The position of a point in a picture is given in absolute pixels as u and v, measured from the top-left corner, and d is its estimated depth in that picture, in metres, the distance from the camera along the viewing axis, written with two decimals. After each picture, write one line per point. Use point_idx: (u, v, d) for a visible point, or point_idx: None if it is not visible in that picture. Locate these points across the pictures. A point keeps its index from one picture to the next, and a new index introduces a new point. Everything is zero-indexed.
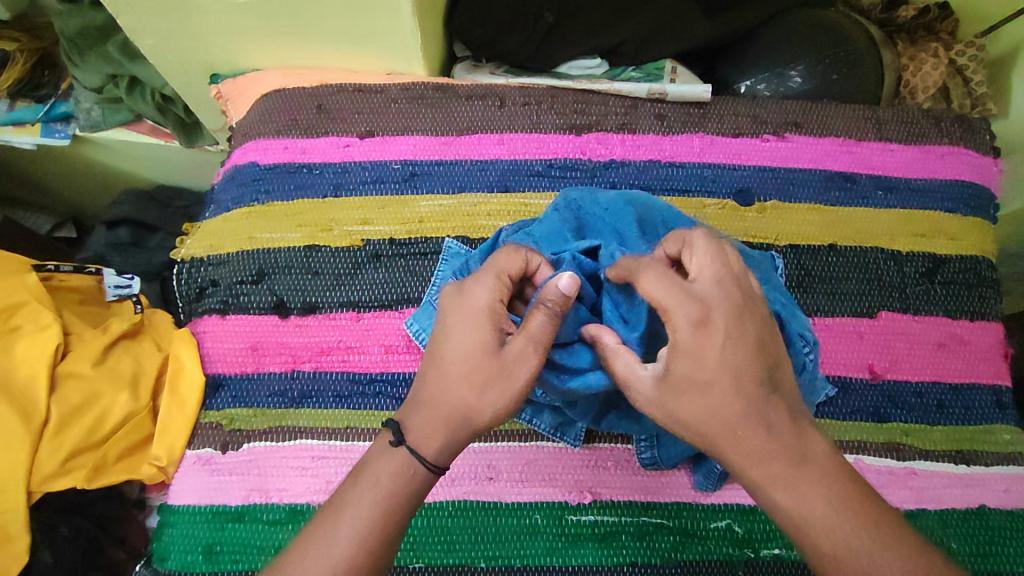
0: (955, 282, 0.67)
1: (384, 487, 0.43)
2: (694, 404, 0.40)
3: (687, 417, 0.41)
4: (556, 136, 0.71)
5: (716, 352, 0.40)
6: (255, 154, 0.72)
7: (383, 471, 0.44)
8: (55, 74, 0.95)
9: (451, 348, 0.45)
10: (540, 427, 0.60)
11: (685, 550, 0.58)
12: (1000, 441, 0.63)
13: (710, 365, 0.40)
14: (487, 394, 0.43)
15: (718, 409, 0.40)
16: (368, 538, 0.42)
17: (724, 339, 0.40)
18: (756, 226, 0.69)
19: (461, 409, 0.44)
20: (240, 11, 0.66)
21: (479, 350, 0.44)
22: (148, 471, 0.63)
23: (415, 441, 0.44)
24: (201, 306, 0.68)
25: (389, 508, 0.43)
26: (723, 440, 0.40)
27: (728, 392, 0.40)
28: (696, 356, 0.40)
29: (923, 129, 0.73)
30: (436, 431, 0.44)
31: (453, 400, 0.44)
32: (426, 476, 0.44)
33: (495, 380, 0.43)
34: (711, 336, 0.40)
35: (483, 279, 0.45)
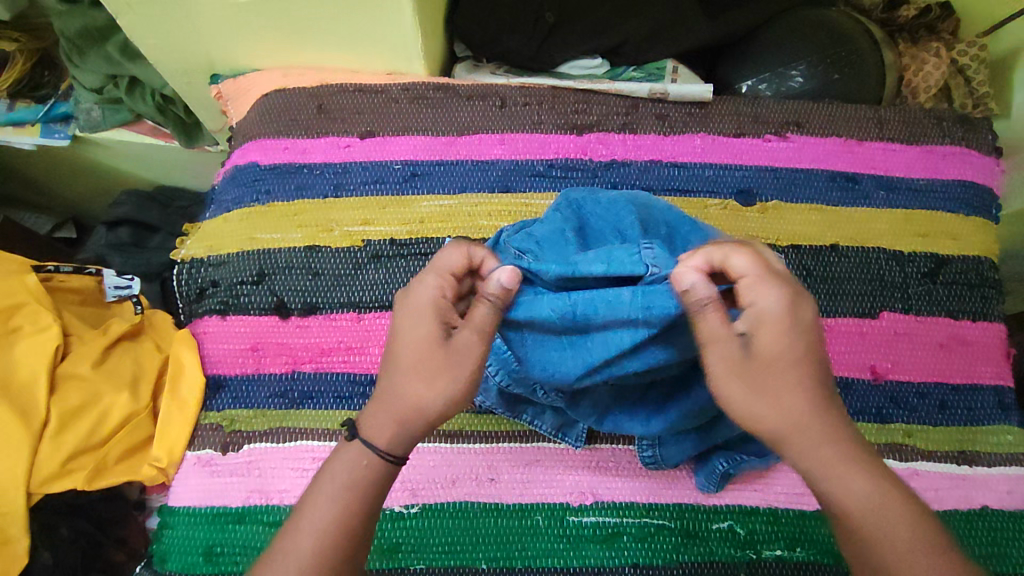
0: (958, 282, 0.67)
1: (344, 480, 0.44)
2: (767, 382, 0.41)
3: (754, 396, 0.41)
4: (557, 136, 0.71)
5: (790, 330, 0.41)
6: (256, 154, 0.72)
7: (341, 465, 0.44)
8: (56, 74, 0.96)
9: (400, 347, 0.45)
10: (540, 427, 0.60)
11: (687, 551, 0.58)
12: (1003, 442, 0.63)
13: (785, 342, 0.41)
14: (437, 387, 0.44)
15: (785, 389, 0.41)
16: (331, 531, 0.42)
17: (802, 318, 0.42)
18: (758, 226, 0.69)
19: (413, 403, 0.44)
20: (240, 11, 0.66)
21: (424, 342, 0.44)
22: (148, 472, 0.63)
23: (369, 434, 0.45)
24: (202, 306, 0.67)
25: (351, 501, 0.43)
26: (786, 421, 0.42)
27: (797, 371, 0.42)
28: (772, 332, 0.41)
29: (925, 128, 0.72)
30: (390, 424, 0.45)
31: (403, 393, 0.44)
32: (384, 466, 0.45)
33: (444, 372, 0.44)
34: (792, 312, 0.41)
35: (427, 276, 0.45)
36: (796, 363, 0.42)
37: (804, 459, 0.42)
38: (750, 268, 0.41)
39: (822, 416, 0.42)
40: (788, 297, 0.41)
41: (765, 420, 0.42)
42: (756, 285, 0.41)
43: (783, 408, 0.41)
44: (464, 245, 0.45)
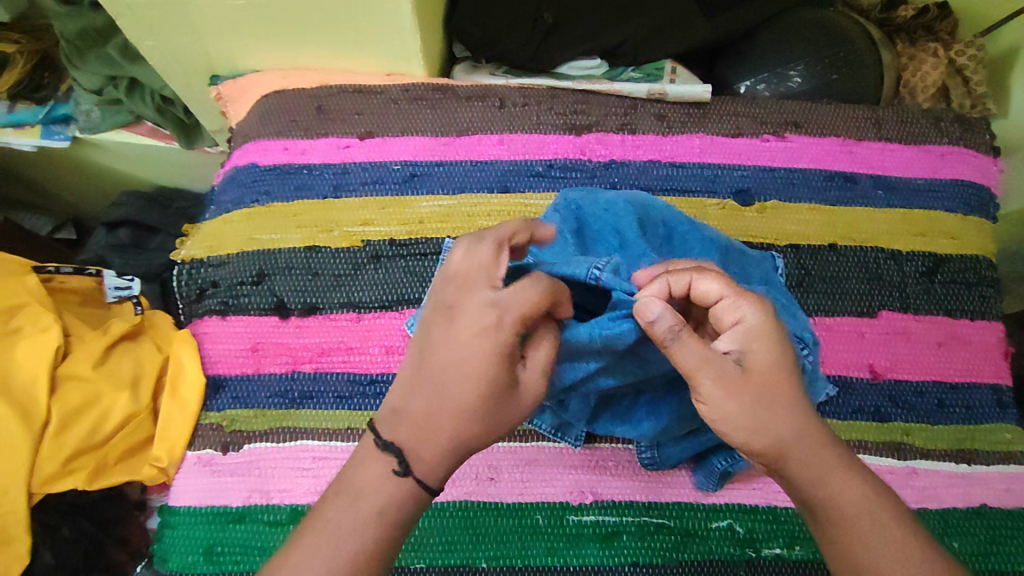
0: (955, 281, 0.67)
1: (385, 511, 0.40)
2: (762, 395, 0.40)
3: (750, 418, 0.40)
4: (555, 136, 0.72)
5: (773, 347, 0.41)
6: (256, 155, 0.72)
7: (382, 496, 0.40)
8: (56, 77, 0.95)
9: (465, 384, 0.40)
10: (540, 426, 0.60)
11: (686, 550, 0.58)
12: (1001, 440, 0.63)
13: (772, 360, 0.41)
14: (499, 428, 0.41)
15: (779, 406, 0.41)
16: (365, 564, 0.39)
17: (780, 334, 0.42)
18: (756, 226, 0.69)
19: (470, 440, 0.41)
20: (240, 12, 0.66)
21: (497, 384, 0.40)
22: (149, 471, 0.64)
23: (419, 468, 0.40)
24: (201, 307, 0.68)
25: (390, 533, 0.40)
26: (784, 440, 0.40)
27: (788, 388, 0.41)
28: (758, 350, 0.41)
29: (922, 128, 0.73)
30: (441, 460, 0.41)
31: (463, 432, 0.40)
32: (423, 500, 0.41)
33: (511, 415, 0.41)
34: (773, 328, 0.42)
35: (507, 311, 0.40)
36: (784, 379, 0.41)
37: (807, 469, 0.41)
38: (717, 289, 0.42)
39: (814, 429, 0.41)
40: (765, 312, 0.42)
41: (765, 440, 0.40)
42: (731, 305, 0.42)
43: (777, 428, 0.40)
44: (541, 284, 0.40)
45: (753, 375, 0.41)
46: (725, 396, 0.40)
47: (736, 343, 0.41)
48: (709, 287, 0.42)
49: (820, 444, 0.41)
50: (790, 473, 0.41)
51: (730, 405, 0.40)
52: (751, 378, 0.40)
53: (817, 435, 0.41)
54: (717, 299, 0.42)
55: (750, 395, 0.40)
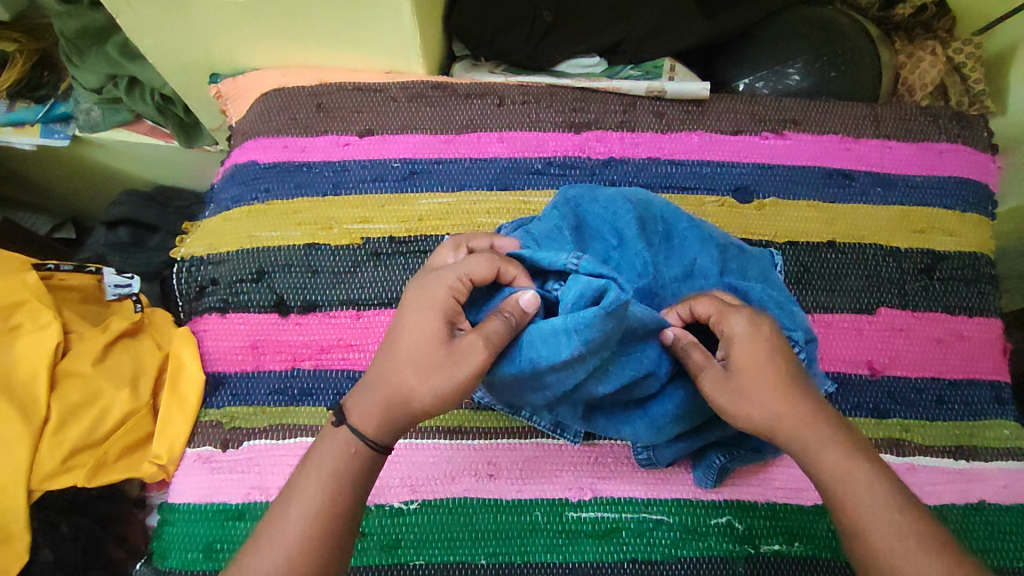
0: (954, 278, 0.68)
1: (331, 466, 0.44)
2: (751, 388, 0.45)
3: (735, 409, 0.46)
4: (555, 133, 0.72)
5: (755, 347, 0.46)
6: (255, 153, 0.72)
7: (326, 454, 0.45)
8: (55, 74, 0.96)
9: (405, 336, 0.45)
10: (540, 424, 0.60)
11: (686, 545, 0.58)
12: (1000, 436, 0.63)
13: (756, 358, 0.46)
14: (429, 379, 0.44)
15: (763, 393, 0.45)
16: (320, 517, 0.43)
17: (764, 335, 0.47)
18: (755, 223, 0.69)
19: (403, 392, 0.44)
20: (238, 9, 0.66)
21: (423, 334, 0.45)
22: (149, 469, 0.63)
23: (355, 419, 0.45)
24: (201, 305, 0.68)
25: (342, 486, 0.44)
26: (768, 419, 0.45)
27: (771, 376, 0.45)
28: (740, 351, 0.46)
29: (921, 125, 0.73)
30: (376, 412, 0.45)
31: (395, 382, 0.45)
32: (369, 454, 0.45)
33: (440, 367, 0.44)
34: (756, 331, 0.47)
35: (450, 274, 0.47)
36: (767, 369, 0.46)
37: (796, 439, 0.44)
38: (712, 306, 0.48)
39: (799, 403, 0.45)
40: (748, 321, 0.47)
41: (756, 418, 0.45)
42: (721, 318, 0.47)
43: (761, 412, 0.45)
44: (495, 262, 0.47)
45: (736, 374, 0.46)
46: (711, 396, 0.46)
47: (724, 350, 0.47)
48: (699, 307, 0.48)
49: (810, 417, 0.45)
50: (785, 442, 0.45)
51: (717, 403, 0.46)
52: (732, 377, 0.46)
53: (798, 405, 0.45)
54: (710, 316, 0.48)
55: (733, 391, 0.46)
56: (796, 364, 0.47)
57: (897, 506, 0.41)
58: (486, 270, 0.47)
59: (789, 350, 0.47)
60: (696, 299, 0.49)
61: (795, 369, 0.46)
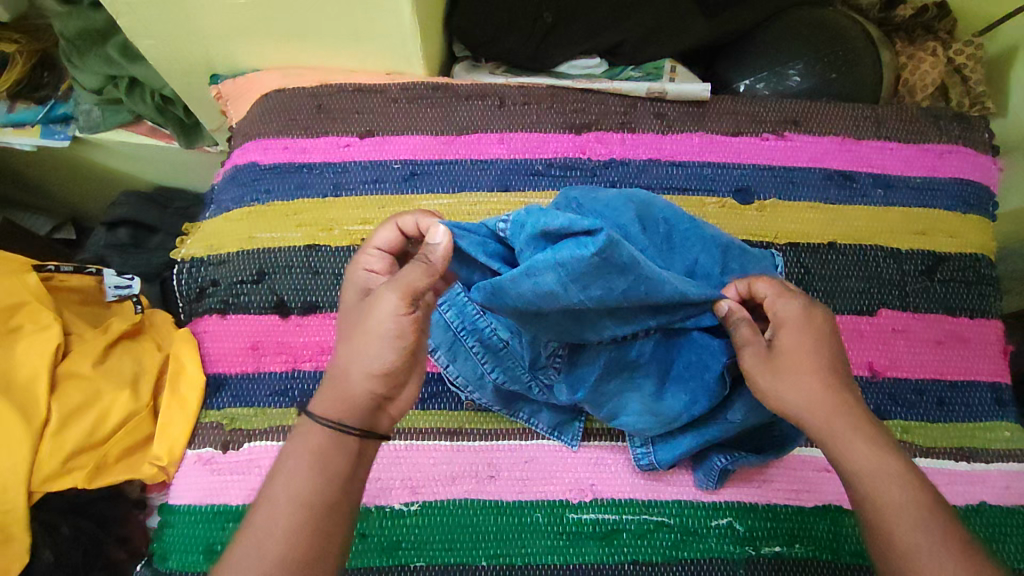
0: (955, 280, 0.68)
1: (291, 449, 0.44)
2: (790, 370, 0.46)
3: (771, 389, 0.46)
4: (555, 135, 0.72)
5: (803, 334, 0.47)
6: (256, 154, 0.72)
7: (292, 443, 0.44)
8: (56, 75, 0.95)
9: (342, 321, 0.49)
10: (537, 427, 0.61)
11: (686, 547, 0.58)
12: (1000, 438, 0.63)
13: (802, 344, 0.47)
14: (354, 342, 0.45)
15: (803, 375, 0.46)
16: (282, 501, 0.42)
17: (814, 324, 0.48)
18: (756, 225, 0.69)
19: (342, 366, 0.45)
20: (239, 10, 0.66)
21: (349, 311, 0.48)
22: (149, 471, 0.64)
23: (311, 405, 0.46)
24: (202, 306, 0.68)
25: (302, 467, 0.43)
26: (802, 404, 0.45)
27: (813, 363, 0.46)
28: (788, 335, 0.47)
29: (922, 127, 0.73)
30: (326, 391, 0.45)
31: (335, 362, 0.46)
32: (333, 434, 0.44)
33: (360, 326, 0.45)
34: (807, 318, 0.48)
35: (363, 256, 0.51)
36: (812, 357, 0.46)
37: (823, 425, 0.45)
38: (768, 289, 0.50)
39: (835, 393, 0.45)
40: (799, 307, 0.48)
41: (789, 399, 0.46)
42: (775, 300, 0.49)
43: (796, 393, 0.45)
44: (391, 222, 0.51)
45: (779, 355, 0.47)
46: (751, 371, 0.47)
47: (772, 332, 0.48)
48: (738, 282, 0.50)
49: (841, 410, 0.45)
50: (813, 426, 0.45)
51: (755, 380, 0.47)
52: (775, 357, 0.47)
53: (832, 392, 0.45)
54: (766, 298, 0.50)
55: (772, 371, 0.46)
56: (841, 360, 0.47)
57: (902, 507, 0.41)
58: (385, 233, 0.51)
59: (838, 345, 0.48)
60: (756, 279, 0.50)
61: (838, 362, 0.47)
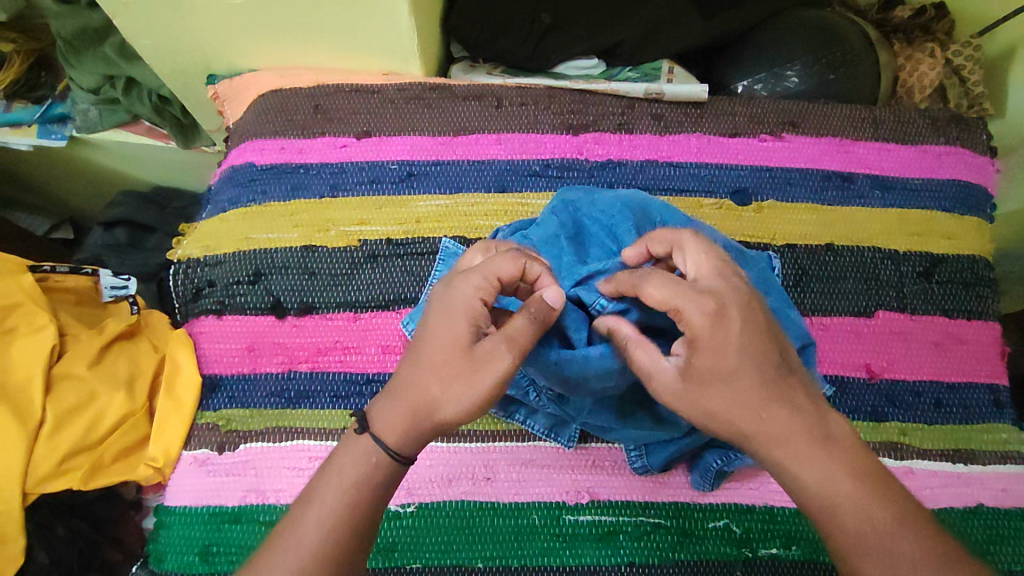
0: (952, 281, 0.67)
1: (352, 474, 0.43)
2: (714, 396, 0.41)
3: (697, 420, 0.42)
4: (553, 136, 0.71)
5: (721, 352, 0.40)
6: (252, 154, 0.72)
7: (347, 461, 0.44)
8: (53, 75, 0.96)
9: (429, 342, 0.44)
10: (534, 428, 0.60)
11: (683, 549, 0.58)
12: (997, 440, 0.63)
13: (721, 360, 0.40)
14: (452, 387, 0.42)
15: (728, 396, 0.40)
16: (336, 529, 0.42)
17: (734, 334, 0.40)
18: (754, 226, 0.69)
19: (426, 400, 0.43)
20: (236, 11, 0.66)
21: (449, 343, 0.43)
22: (144, 472, 0.63)
23: (377, 429, 0.44)
24: (198, 307, 0.67)
25: (361, 496, 0.43)
26: (740, 429, 0.41)
27: (740, 389, 0.40)
28: (707, 355, 0.41)
29: (919, 128, 0.73)
30: (400, 424, 0.44)
31: (418, 392, 0.43)
32: (390, 464, 0.44)
33: (463, 375, 0.42)
34: (723, 331, 0.40)
35: (473, 276, 0.44)
36: (738, 382, 0.40)
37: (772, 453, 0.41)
38: (666, 294, 0.42)
39: (777, 415, 0.40)
40: (711, 317, 0.41)
41: (725, 427, 0.41)
42: (680, 308, 0.42)
43: (727, 421, 0.41)
44: (520, 258, 0.46)
45: (698, 383, 0.41)
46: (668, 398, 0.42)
47: (685, 348, 0.42)
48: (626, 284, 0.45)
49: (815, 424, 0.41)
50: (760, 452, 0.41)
51: (675, 407, 0.42)
52: (693, 380, 0.41)
53: (773, 417, 0.40)
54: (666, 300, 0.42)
55: (690, 400, 0.41)
56: (773, 369, 0.41)
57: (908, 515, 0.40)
58: (513, 268, 0.45)
59: (773, 347, 0.41)
60: (649, 279, 0.43)
61: (768, 374, 0.41)
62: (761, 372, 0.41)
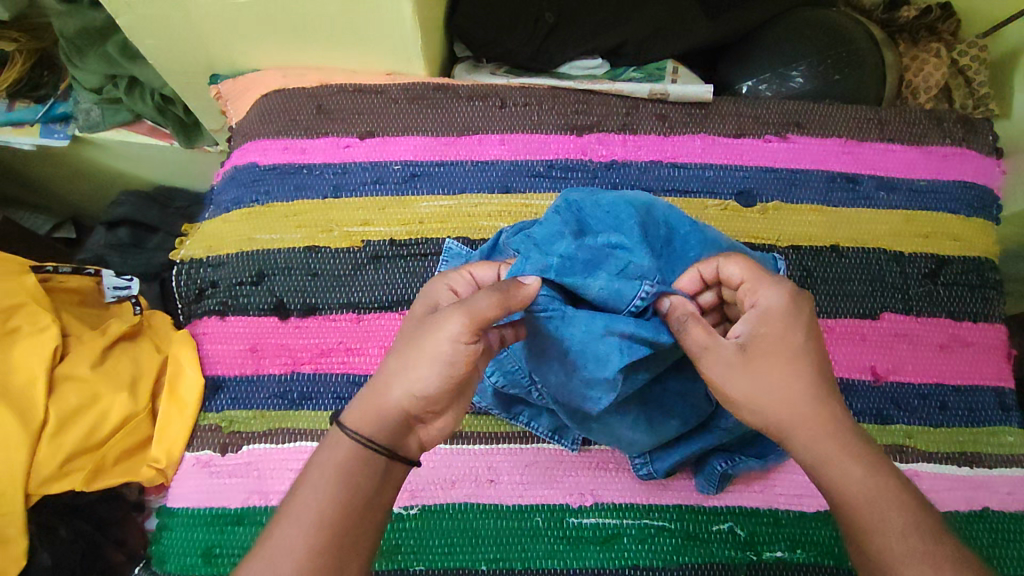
0: (958, 283, 0.67)
1: (338, 461, 0.42)
2: (768, 376, 0.43)
3: (743, 396, 0.43)
4: (556, 136, 0.71)
5: (785, 331, 0.43)
6: (255, 154, 0.72)
7: (325, 452, 0.43)
8: (55, 74, 0.95)
9: (401, 332, 0.47)
10: (538, 430, 0.60)
11: (687, 552, 0.58)
12: (1005, 444, 0.63)
13: (781, 342, 0.43)
14: (408, 357, 0.43)
15: (780, 380, 0.42)
16: (329, 517, 0.40)
17: (798, 320, 0.44)
18: (758, 227, 0.69)
19: (387, 378, 0.44)
20: (239, 10, 0.65)
21: (413, 329, 0.45)
22: (147, 473, 0.63)
23: (347, 414, 0.44)
24: (201, 307, 0.67)
25: (351, 484, 0.41)
26: (787, 417, 0.42)
27: (795, 370, 0.43)
28: (768, 335, 0.43)
29: (925, 129, 0.72)
30: (363, 406, 0.44)
31: (383, 373, 0.45)
32: (367, 452, 0.42)
33: (416, 344, 0.43)
34: (793, 313, 0.44)
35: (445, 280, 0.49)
36: (793, 368, 0.43)
37: (809, 448, 0.42)
38: (742, 272, 0.46)
39: (826, 409, 0.42)
40: (784, 297, 0.44)
41: (776, 414, 0.42)
42: (753, 288, 0.45)
43: (777, 405, 0.42)
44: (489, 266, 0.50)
45: (757, 358, 0.43)
46: (723, 377, 0.43)
47: (747, 327, 0.44)
48: (704, 270, 0.49)
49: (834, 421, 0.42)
50: (800, 447, 0.42)
51: (722, 379, 0.43)
52: (751, 358, 0.43)
53: (817, 409, 0.42)
54: (739, 280, 0.46)
55: (745, 379, 0.43)
56: (824, 363, 0.44)
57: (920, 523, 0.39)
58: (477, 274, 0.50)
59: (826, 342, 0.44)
60: (726, 259, 0.47)
61: (823, 364, 0.44)
62: (816, 365, 0.43)
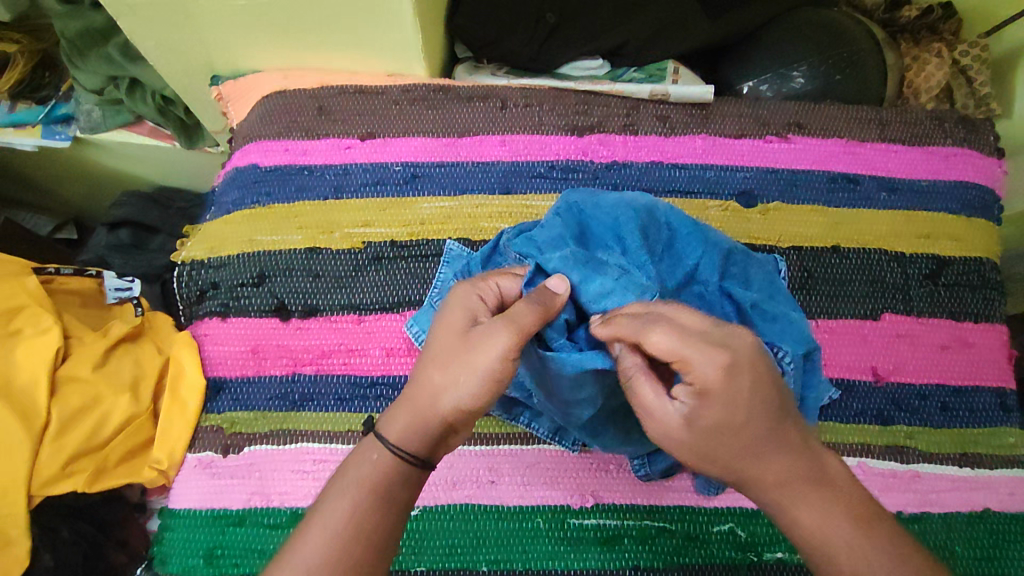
0: (959, 284, 0.67)
1: (365, 476, 0.41)
2: (718, 450, 0.39)
3: (694, 459, 0.40)
4: (557, 137, 0.71)
5: (728, 412, 0.38)
6: (256, 155, 0.72)
7: (352, 466, 0.42)
8: (56, 75, 0.95)
9: (434, 340, 0.45)
10: (539, 431, 0.60)
11: (687, 553, 0.58)
12: (1005, 444, 0.63)
13: (724, 420, 0.38)
14: (451, 373, 0.42)
15: (734, 453, 0.39)
16: (365, 530, 0.40)
17: (744, 395, 0.38)
18: (759, 228, 0.69)
19: (428, 391, 0.43)
20: (239, 11, 0.65)
21: (451, 339, 0.44)
22: (148, 474, 0.63)
23: (384, 428, 0.43)
24: (202, 309, 0.67)
25: (383, 497, 0.41)
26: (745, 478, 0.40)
27: (749, 443, 0.38)
28: (712, 409, 0.38)
29: (927, 129, 0.72)
30: (404, 419, 0.43)
31: (423, 385, 0.43)
32: (403, 466, 0.42)
33: (460, 359, 0.42)
34: (736, 390, 0.38)
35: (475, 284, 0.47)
36: (745, 441, 0.38)
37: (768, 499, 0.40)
38: (671, 345, 0.38)
39: (787, 470, 0.39)
40: (723, 372, 0.37)
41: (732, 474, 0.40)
42: (686, 365, 0.38)
43: (731, 471, 0.40)
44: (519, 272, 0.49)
45: (703, 434, 0.39)
46: (672, 443, 0.40)
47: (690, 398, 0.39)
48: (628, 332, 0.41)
49: (799, 473, 0.39)
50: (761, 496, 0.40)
51: (676, 447, 0.40)
52: (697, 432, 0.39)
53: (774, 471, 0.39)
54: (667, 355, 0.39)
55: (694, 449, 0.40)
56: (787, 424, 0.39)
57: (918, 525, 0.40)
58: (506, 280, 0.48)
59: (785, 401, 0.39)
60: (653, 330, 0.39)
61: (783, 421, 0.39)
62: (768, 437, 0.39)
